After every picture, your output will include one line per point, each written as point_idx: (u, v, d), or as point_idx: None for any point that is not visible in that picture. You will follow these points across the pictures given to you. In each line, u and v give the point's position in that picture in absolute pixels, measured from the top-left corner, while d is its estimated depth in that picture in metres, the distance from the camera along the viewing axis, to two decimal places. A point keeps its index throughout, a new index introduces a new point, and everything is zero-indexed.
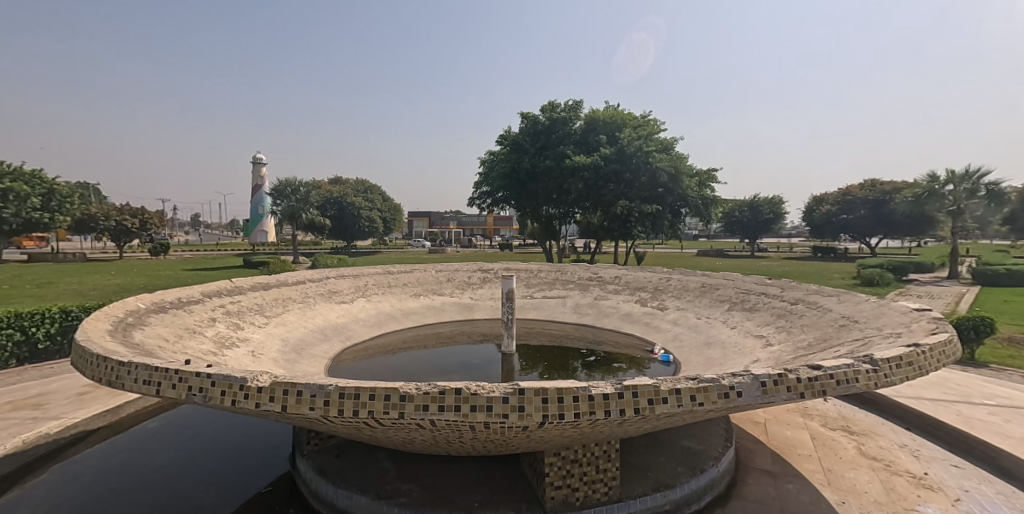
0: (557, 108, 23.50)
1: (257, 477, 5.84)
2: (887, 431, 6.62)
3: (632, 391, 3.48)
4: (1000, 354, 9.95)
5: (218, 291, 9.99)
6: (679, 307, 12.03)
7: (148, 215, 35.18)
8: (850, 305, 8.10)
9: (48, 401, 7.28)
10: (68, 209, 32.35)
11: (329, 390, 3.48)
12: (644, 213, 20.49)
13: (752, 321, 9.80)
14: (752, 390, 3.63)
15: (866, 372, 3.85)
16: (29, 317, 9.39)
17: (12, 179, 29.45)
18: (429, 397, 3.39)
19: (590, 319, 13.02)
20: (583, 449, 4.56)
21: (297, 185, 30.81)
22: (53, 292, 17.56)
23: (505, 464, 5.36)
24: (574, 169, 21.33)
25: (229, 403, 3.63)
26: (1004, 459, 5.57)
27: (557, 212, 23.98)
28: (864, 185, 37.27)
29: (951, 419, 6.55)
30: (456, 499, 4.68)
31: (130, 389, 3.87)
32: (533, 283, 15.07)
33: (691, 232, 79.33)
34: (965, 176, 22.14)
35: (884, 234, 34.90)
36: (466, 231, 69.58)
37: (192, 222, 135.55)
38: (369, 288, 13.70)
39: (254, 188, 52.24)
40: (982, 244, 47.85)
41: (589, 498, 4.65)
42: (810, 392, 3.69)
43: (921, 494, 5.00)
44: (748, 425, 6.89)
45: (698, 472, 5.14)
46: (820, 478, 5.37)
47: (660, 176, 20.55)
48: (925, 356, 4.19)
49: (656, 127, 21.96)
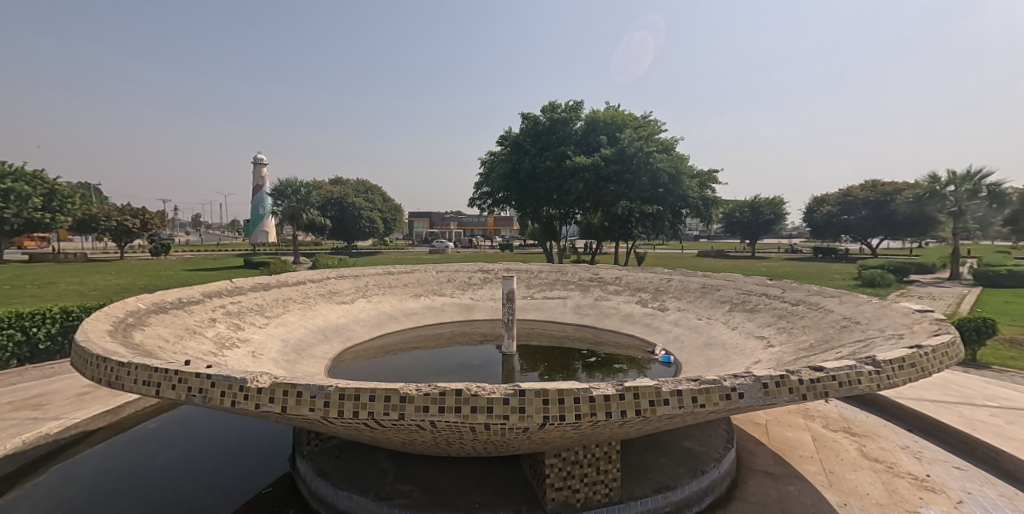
0: (557, 109, 23.50)
1: (256, 478, 5.83)
2: (888, 433, 6.61)
3: (633, 392, 3.47)
4: (1002, 355, 9.92)
5: (218, 291, 9.99)
6: (680, 308, 12.01)
7: (148, 215, 35.21)
8: (851, 306, 8.08)
9: (48, 402, 7.27)
10: (69, 209, 32.39)
11: (329, 391, 3.47)
12: (644, 214, 20.49)
13: (753, 321, 9.79)
14: (753, 391, 3.61)
15: (868, 374, 3.84)
16: (30, 317, 9.39)
17: (13, 179, 29.48)
18: (429, 398, 3.37)
19: (590, 320, 13.00)
20: (583, 450, 4.55)
21: (298, 185, 30.82)
22: (53, 292, 17.57)
23: (506, 465, 5.34)
24: (574, 169, 21.32)
25: (229, 404, 3.62)
26: (1007, 461, 5.55)
27: (557, 212, 23.98)
28: (864, 186, 37.28)
29: (953, 420, 6.52)
30: (456, 500, 4.67)
31: (129, 390, 3.86)
32: (533, 284, 15.06)
33: (691, 233, 79.31)
34: (967, 177, 22.11)
35: (885, 234, 34.85)
36: (466, 231, 69.62)
37: (193, 222, 135.72)
38: (369, 289, 13.70)
39: (254, 188, 52.26)
40: (983, 245, 47.86)
41: (590, 500, 4.63)
42: (812, 393, 3.67)
43: (923, 496, 4.98)
44: (748, 427, 6.86)
45: (698, 474, 5.13)
46: (822, 479, 5.36)
47: (660, 176, 20.52)
48: (928, 358, 4.17)
49: (656, 127, 21.94)
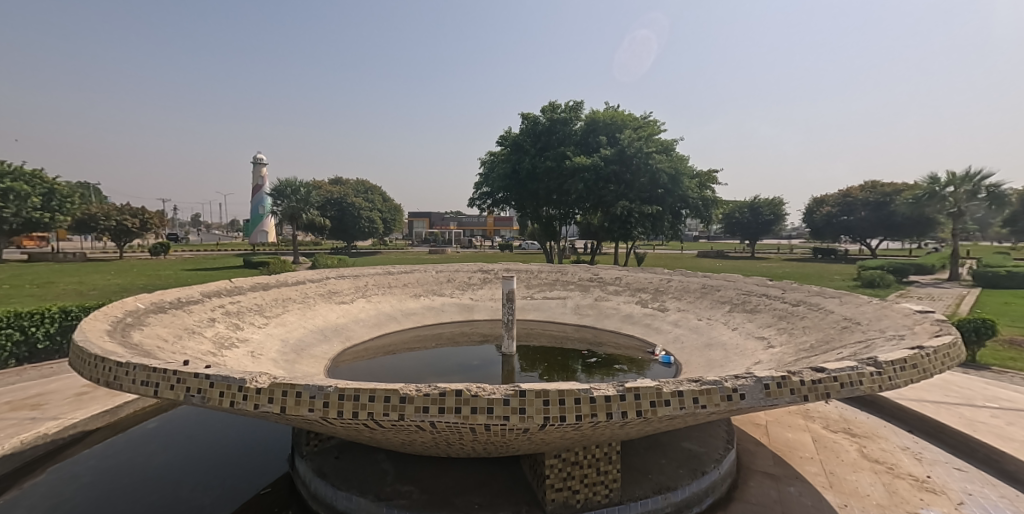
0: (557, 109, 23.45)
1: (255, 478, 5.82)
2: (889, 434, 6.58)
3: (634, 393, 3.45)
4: (1001, 356, 9.92)
5: (218, 291, 9.97)
6: (680, 308, 12.02)
7: (148, 215, 35.17)
8: (852, 306, 8.06)
9: (47, 402, 7.25)
10: (69, 208, 32.39)
11: (328, 391, 3.46)
12: (644, 214, 20.47)
13: (753, 322, 9.79)
14: (754, 392, 3.60)
15: (870, 375, 3.82)
16: (29, 317, 9.37)
17: (11, 179, 29.30)
18: (429, 399, 3.36)
19: (590, 320, 13.01)
20: (584, 450, 4.53)
21: (298, 185, 30.66)
22: (52, 291, 17.50)
23: (506, 466, 5.33)
24: (574, 169, 21.31)
25: (227, 405, 3.60)
26: (1008, 462, 5.53)
27: (557, 213, 23.97)
28: (865, 186, 37.35)
29: (954, 422, 6.51)
30: (456, 501, 4.66)
31: (128, 390, 3.84)
32: (533, 284, 15.06)
33: (691, 233, 79.46)
34: (966, 178, 22.13)
35: (885, 236, 34.82)
36: (466, 231, 69.86)
37: (191, 221, 135.56)
38: (369, 288, 13.69)
39: (254, 188, 52.10)
40: (983, 246, 47.97)
41: (590, 501, 4.61)
42: (814, 394, 3.66)
43: (924, 497, 4.97)
44: (749, 427, 6.86)
45: (699, 474, 5.12)
46: (822, 480, 5.35)
47: (660, 177, 20.46)
48: (930, 359, 4.15)
49: (656, 127, 21.94)
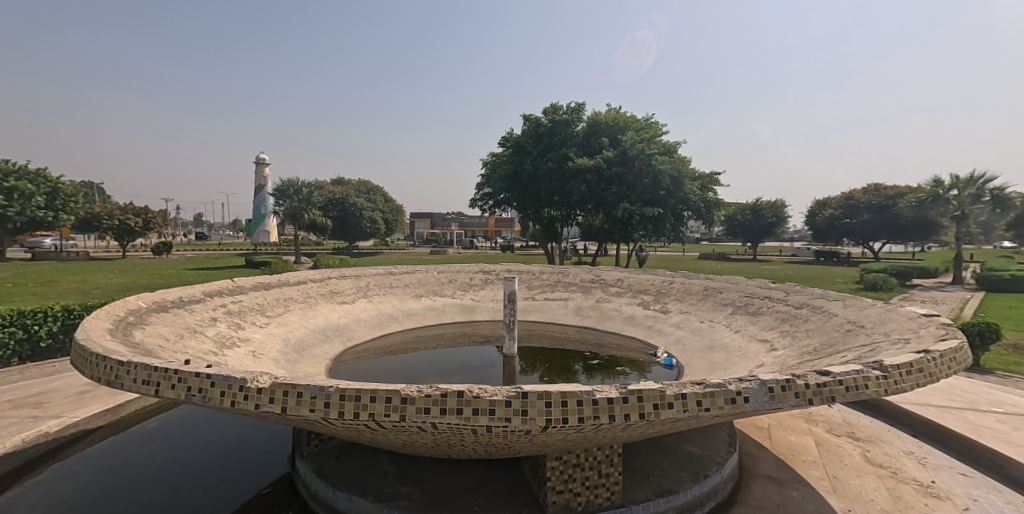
0: (558, 110, 23.38)
1: (254, 479, 5.79)
2: (892, 438, 6.55)
3: (637, 395, 3.42)
4: (1006, 361, 9.81)
5: (219, 290, 9.95)
6: (681, 310, 11.98)
7: (150, 214, 35.16)
8: (856, 310, 8.00)
9: (48, 400, 7.22)
10: (73, 207, 32.49)
11: (330, 391, 3.44)
12: (645, 216, 20.33)
13: (756, 324, 9.75)
14: (759, 396, 3.57)
15: (876, 379, 3.78)
16: (32, 316, 9.38)
17: (16, 178, 29.36)
18: (430, 399, 3.34)
19: (591, 321, 12.97)
20: (585, 453, 4.50)
21: (300, 185, 30.59)
22: (55, 290, 17.47)
23: (507, 468, 5.31)
24: (575, 171, 21.28)
25: (228, 404, 3.58)
26: (1012, 468, 5.49)
27: (559, 214, 23.97)
28: (868, 189, 37.22)
29: (959, 427, 6.45)
30: (456, 502, 4.64)
31: (129, 389, 3.83)
32: (534, 285, 15.03)
33: (695, 236, 79.67)
34: (970, 181, 21.84)
35: (888, 239, 34.50)
36: (468, 232, 70.45)
37: (194, 220, 135.32)
38: (371, 289, 13.69)
39: (256, 188, 51.90)
40: (987, 249, 47.54)
41: (591, 503, 4.58)
42: (819, 398, 3.63)
43: (928, 502, 4.92)
44: (750, 431, 6.84)
45: (701, 477, 5.08)
46: (825, 485, 5.31)
47: (661, 179, 20.36)
48: (935, 363, 4.13)
49: (658, 129, 21.89)
